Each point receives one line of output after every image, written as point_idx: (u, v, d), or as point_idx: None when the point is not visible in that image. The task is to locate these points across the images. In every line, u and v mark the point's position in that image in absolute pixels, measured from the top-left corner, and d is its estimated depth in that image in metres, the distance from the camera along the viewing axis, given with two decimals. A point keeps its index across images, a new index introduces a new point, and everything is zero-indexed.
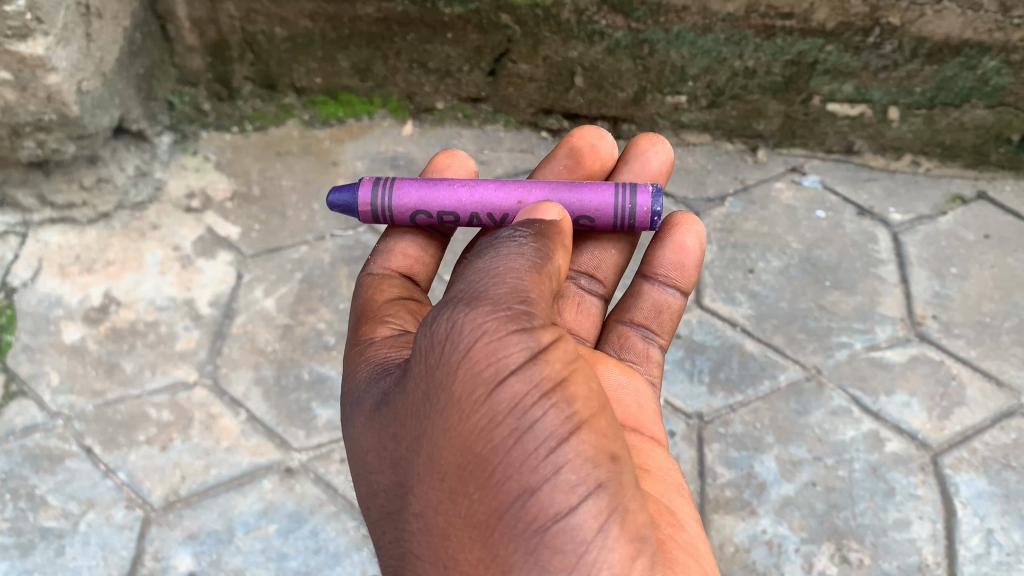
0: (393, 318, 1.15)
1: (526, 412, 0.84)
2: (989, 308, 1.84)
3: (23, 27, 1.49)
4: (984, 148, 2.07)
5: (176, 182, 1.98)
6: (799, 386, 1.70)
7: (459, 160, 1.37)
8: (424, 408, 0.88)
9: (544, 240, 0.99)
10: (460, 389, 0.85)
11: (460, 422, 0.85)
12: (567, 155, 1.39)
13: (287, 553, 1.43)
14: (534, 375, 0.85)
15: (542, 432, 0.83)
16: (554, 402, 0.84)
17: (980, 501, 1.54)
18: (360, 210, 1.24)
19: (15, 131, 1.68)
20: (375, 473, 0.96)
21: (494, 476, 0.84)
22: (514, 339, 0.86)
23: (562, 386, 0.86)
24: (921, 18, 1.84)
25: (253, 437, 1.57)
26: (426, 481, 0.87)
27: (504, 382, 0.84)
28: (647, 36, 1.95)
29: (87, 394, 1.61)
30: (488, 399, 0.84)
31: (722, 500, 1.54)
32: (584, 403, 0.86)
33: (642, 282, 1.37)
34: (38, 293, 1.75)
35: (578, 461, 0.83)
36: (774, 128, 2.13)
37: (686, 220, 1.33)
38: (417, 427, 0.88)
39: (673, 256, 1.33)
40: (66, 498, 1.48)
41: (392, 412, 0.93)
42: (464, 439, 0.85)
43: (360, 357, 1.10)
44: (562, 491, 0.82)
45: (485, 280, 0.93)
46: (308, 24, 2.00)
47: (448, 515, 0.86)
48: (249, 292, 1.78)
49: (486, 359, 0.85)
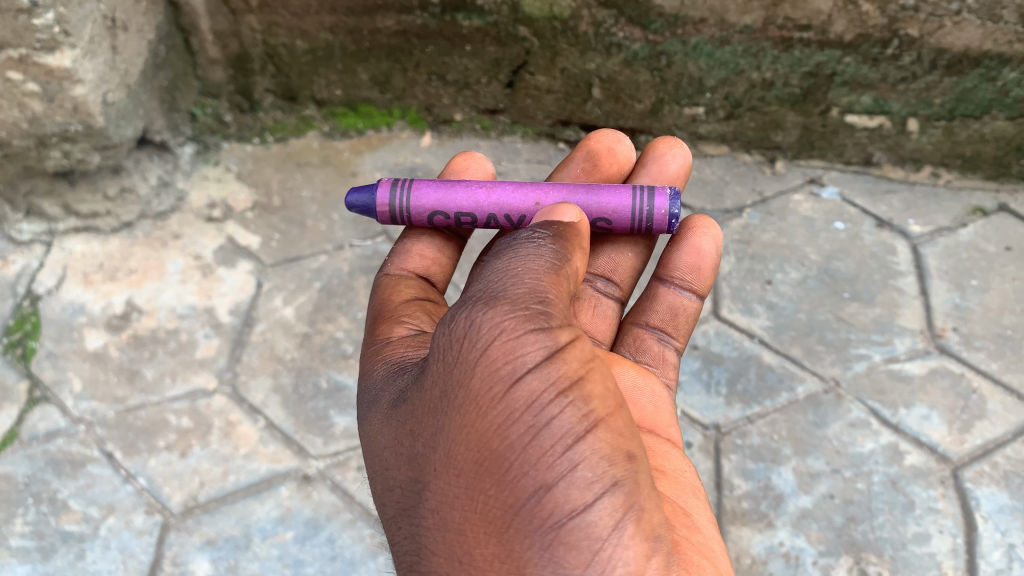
0: (409, 318, 1.17)
1: (542, 409, 0.84)
2: (1010, 320, 1.82)
3: (51, 39, 1.52)
4: (1005, 160, 2.06)
5: (198, 192, 2.01)
6: (817, 398, 1.69)
7: (476, 162, 1.38)
8: (441, 405, 0.89)
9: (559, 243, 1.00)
10: (478, 386, 0.86)
11: (477, 418, 0.86)
12: (585, 158, 1.40)
13: (303, 559, 1.44)
14: (550, 373, 0.86)
15: (558, 429, 0.84)
16: (570, 400, 0.85)
17: (1002, 516, 1.52)
18: (378, 211, 1.26)
19: (41, 142, 1.71)
20: (392, 470, 0.96)
21: (510, 471, 0.84)
22: (531, 337, 0.87)
23: (578, 385, 0.86)
24: (940, 30, 1.83)
25: (271, 444, 1.58)
26: (443, 477, 0.87)
27: (521, 379, 0.85)
28: (665, 48, 1.96)
29: (109, 400, 1.63)
30: (506, 397, 0.85)
31: (739, 512, 1.53)
32: (600, 401, 0.87)
33: (658, 286, 1.37)
34: (62, 301, 1.78)
35: (594, 460, 0.83)
36: (792, 140, 2.13)
37: (703, 224, 1.34)
38: (435, 424, 0.89)
39: (690, 259, 1.34)
40: (87, 502, 1.50)
41: (409, 410, 0.94)
42: (481, 435, 0.85)
43: (377, 355, 1.11)
44: (579, 489, 0.82)
45: (502, 278, 0.94)
46: (328, 37, 2.03)
47: (465, 510, 0.86)
48: (268, 300, 1.80)
49: (504, 356, 0.86)
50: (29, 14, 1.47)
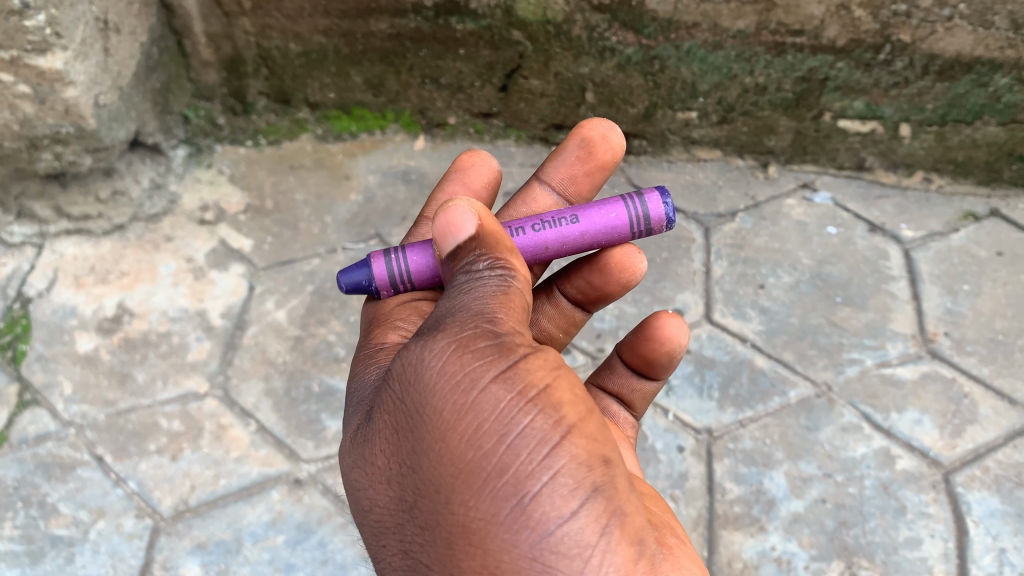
0: (403, 323, 1.18)
1: (513, 419, 0.84)
2: (1001, 325, 1.82)
3: (43, 41, 1.51)
4: (997, 165, 2.06)
5: (190, 195, 2.01)
6: (809, 402, 1.69)
7: (482, 160, 1.39)
8: (415, 427, 0.88)
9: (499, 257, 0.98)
10: (448, 405, 0.86)
11: (448, 436, 0.85)
12: (579, 146, 1.37)
13: (294, 564, 1.44)
14: (516, 384, 0.86)
15: (531, 438, 0.84)
16: (540, 409, 0.85)
17: (993, 520, 1.52)
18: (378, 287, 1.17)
19: (33, 144, 1.71)
20: (375, 496, 0.93)
21: (489, 482, 0.83)
22: (492, 354, 0.88)
23: (546, 394, 0.87)
24: (932, 35, 1.83)
25: (262, 448, 1.58)
26: (425, 497, 0.85)
27: (488, 394, 0.85)
28: (658, 52, 1.96)
29: (100, 403, 1.63)
30: (475, 412, 0.85)
31: (731, 516, 1.53)
32: (571, 408, 0.87)
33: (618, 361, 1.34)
34: (53, 303, 1.77)
35: (572, 465, 0.83)
36: (785, 144, 2.13)
37: (668, 318, 1.23)
38: (411, 446, 0.88)
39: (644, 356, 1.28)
40: (76, 506, 1.49)
41: (385, 435, 0.93)
42: (454, 452, 0.84)
43: (369, 358, 1.12)
44: (560, 495, 0.82)
45: (463, 302, 0.95)
46: (322, 40, 2.02)
47: (448, 526, 0.83)
48: (261, 304, 1.80)
49: (469, 372, 0.87)
50: (21, 15, 1.47)
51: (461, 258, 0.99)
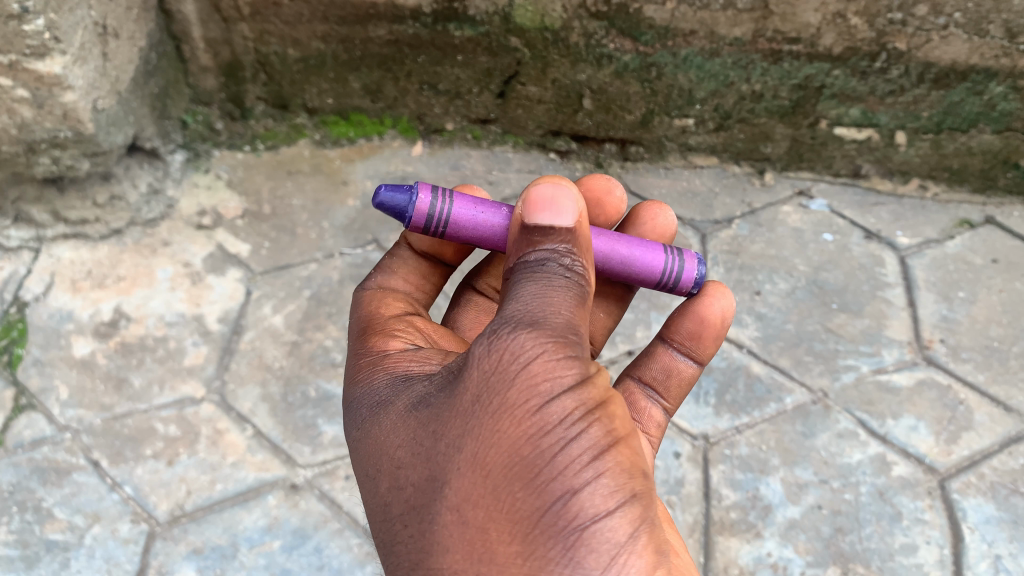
0: (402, 334, 1.16)
1: (574, 422, 0.85)
2: (997, 332, 1.83)
3: (42, 45, 1.52)
4: (992, 173, 2.07)
5: (187, 200, 2.01)
6: (805, 409, 1.69)
7: (472, 196, 1.33)
8: (471, 406, 0.88)
9: (583, 261, 0.98)
10: (514, 395, 0.86)
11: (511, 424, 0.85)
12: (579, 202, 1.38)
13: (290, 569, 1.44)
14: (582, 392, 0.87)
15: (588, 442, 0.85)
16: (598, 418, 0.87)
17: (988, 527, 1.53)
18: (415, 215, 1.11)
19: (31, 148, 1.71)
20: (403, 469, 0.92)
21: (541, 476, 0.84)
22: (567, 359, 0.88)
23: (605, 406, 0.88)
24: (927, 44, 1.84)
25: (259, 453, 1.58)
26: (466, 474, 0.85)
27: (557, 393, 0.86)
28: (655, 60, 1.97)
29: (96, 408, 1.62)
30: (541, 407, 0.86)
31: (727, 522, 1.53)
32: (622, 422, 0.89)
33: (659, 344, 1.35)
34: (50, 308, 1.77)
35: (617, 471, 0.85)
36: (781, 151, 2.14)
37: (717, 290, 1.28)
38: (462, 424, 0.87)
39: (692, 326, 1.30)
40: (72, 511, 1.49)
41: (433, 414, 0.92)
42: (514, 440, 0.85)
43: (377, 368, 1.09)
44: (603, 497, 0.84)
45: (540, 299, 0.93)
46: (320, 46, 2.03)
47: (489, 509, 0.84)
48: (258, 309, 1.80)
49: (540, 371, 0.87)
50: (20, 20, 1.47)
51: (546, 240, 0.97)
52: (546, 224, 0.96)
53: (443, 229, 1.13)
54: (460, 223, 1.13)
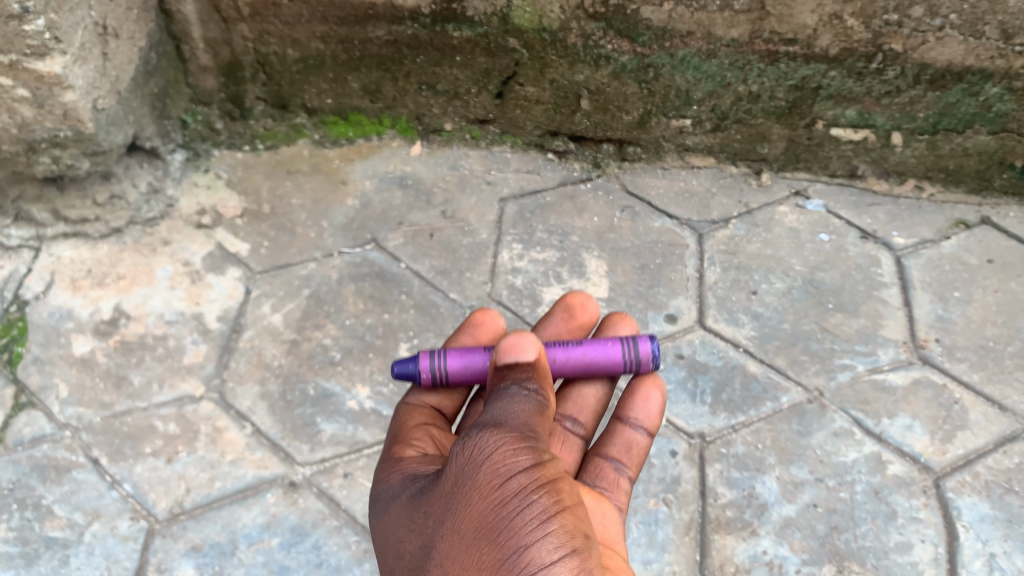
0: (420, 442, 1.24)
1: (527, 494, 0.95)
2: (992, 332, 1.84)
3: (42, 45, 1.53)
4: (988, 174, 2.09)
5: (187, 199, 2.01)
6: (801, 408, 1.71)
7: (493, 316, 1.43)
8: (448, 485, 0.98)
9: (542, 387, 1.11)
10: (481, 472, 0.96)
11: (477, 496, 0.95)
12: (562, 310, 1.50)
13: (288, 566, 1.44)
14: (535, 473, 0.97)
15: (539, 511, 0.94)
16: (548, 492, 0.96)
17: (983, 525, 1.53)
18: (421, 379, 1.29)
19: (31, 147, 1.72)
20: (398, 550, 1.00)
21: (501, 535, 0.92)
22: (524, 446, 0.99)
23: (555, 486, 0.98)
24: (923, 45, 1.85)
25: (258, 451, 1.59)
26: (443, 540, 0.94)
27: (514, 470, 0.96)
28: (652, 60, 1.98)
29: (95, 406, 1.63)
30: (504, 480, 0.95)
31: (723, 520, 1.54)
32: (567, 498, 0.98)
33: (618, 423, 1.41)
34: (50, 306, 1.78)
35: (562, 533, 0.94)
36: (778, 152, 2.15)
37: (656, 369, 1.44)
38: (442, 502, 0.97)
39: (642, 401, 1.41)
40: (72, 508, 1.49)
41: (420, 501, 1.01)
42: (480, 508, 0.94)
43: (389, 468, 1.17)
44: (549, 551, 0.91)
45: (503, 407, 1.06)
46: (319, 46, 2.04)
47: (461, 567, 0.91)
48: (257, 307, 1.81)
49: (501, 457, 0.97)
50: (20, 20, 1.48)
51: (512, 373, 1.11)
52: (511, 362, 1.11)
53: (447, 381, 1.29)
54: (457, 373, 1.28)
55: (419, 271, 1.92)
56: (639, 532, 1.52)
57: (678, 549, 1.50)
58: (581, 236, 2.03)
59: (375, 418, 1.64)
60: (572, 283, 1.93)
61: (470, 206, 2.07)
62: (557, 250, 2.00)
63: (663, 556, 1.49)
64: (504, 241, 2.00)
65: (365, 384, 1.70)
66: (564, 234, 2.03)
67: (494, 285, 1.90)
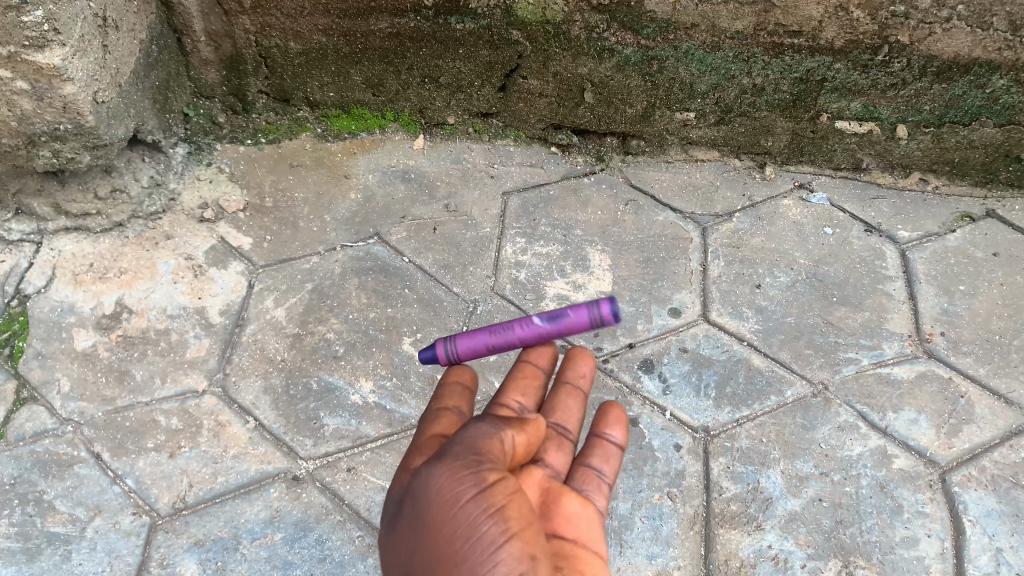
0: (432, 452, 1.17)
1: (477, 525, 0.97)
2: (997, 325, 1.83)
3: (41, 37, 1.51)
4: (993, 166, 2.09)
5: (189, 193, 2.00)
6: (806, 401, 1.70)
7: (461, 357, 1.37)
8: (409, 521, 1.00)
9: (501, 424, 1.11)
10: (433, 509, 0.99)
11: (432, 531, 0.98)
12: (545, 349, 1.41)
13: (292, 561, 1.43)
14: (483, 502, 0.99)
15: (487, 539, 0.96)
16: (495, 518, 0.98)
17: (989, 520, 1.53)
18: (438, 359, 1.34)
19: (31, 140, 1.71)
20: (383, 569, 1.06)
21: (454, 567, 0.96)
22: (469, 476, 1.00)
23: (501, 510, 0.99)
24: (930, 36, 1.83)
25: (261, 445, 1.58)
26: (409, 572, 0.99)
27: (460, 501, 0.98)
28: (656, 53, 1.97)
29: (97, 400, 1.62)
30: (452, 514, 0.98)
31: (728, 515, 1.53)
32: (516, 519, 1.00)
33: (595, 435, 1.37)
34: (51, 301, 1.76)
35: (510, 560, 0.96)
36: (782, 145, 2.16)
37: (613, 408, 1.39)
38: (405, 533, 1.00)
39: (613, 415, 1.38)
40: (74, 503, 1.48)
41: (388, 526, 1.05)
42: (435, 542, 0.97)
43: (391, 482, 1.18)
44: None
45: (462, 440, 1.06)
46: (321, 39, 2.02)
47: None
48: (260, 302, 1.81)
49: (447, 493, 0.99)
50: (19, 11, 1.46)
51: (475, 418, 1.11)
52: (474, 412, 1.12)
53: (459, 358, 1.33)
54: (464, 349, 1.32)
55: (422, 264, 1.93)
56: (643, 526, 1.51)
57: (682, 543, 1.49)
58: (585, 229, 2.03)
59: (379, 412, 1.65)
60: (576, 277, 1.93)
61: (473, 200, 2.08)
62: (560, 243, 2.00)
63: (668, 550, 1.48)
64: (507, 235, 2.01)
65: (368, 378, 1.71)
66: (568, 228, 2.03)
67: (497, 279, 1.91)
